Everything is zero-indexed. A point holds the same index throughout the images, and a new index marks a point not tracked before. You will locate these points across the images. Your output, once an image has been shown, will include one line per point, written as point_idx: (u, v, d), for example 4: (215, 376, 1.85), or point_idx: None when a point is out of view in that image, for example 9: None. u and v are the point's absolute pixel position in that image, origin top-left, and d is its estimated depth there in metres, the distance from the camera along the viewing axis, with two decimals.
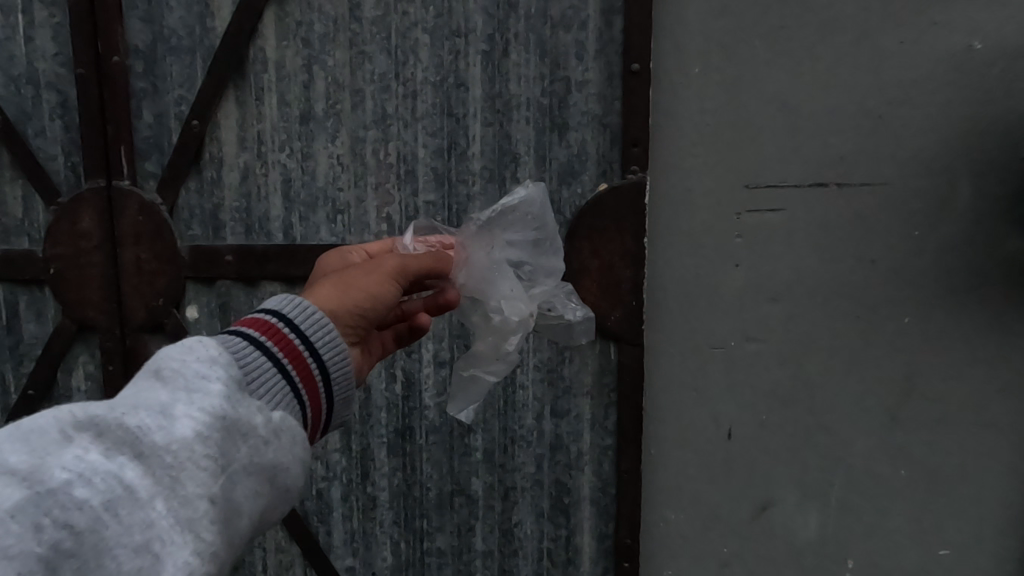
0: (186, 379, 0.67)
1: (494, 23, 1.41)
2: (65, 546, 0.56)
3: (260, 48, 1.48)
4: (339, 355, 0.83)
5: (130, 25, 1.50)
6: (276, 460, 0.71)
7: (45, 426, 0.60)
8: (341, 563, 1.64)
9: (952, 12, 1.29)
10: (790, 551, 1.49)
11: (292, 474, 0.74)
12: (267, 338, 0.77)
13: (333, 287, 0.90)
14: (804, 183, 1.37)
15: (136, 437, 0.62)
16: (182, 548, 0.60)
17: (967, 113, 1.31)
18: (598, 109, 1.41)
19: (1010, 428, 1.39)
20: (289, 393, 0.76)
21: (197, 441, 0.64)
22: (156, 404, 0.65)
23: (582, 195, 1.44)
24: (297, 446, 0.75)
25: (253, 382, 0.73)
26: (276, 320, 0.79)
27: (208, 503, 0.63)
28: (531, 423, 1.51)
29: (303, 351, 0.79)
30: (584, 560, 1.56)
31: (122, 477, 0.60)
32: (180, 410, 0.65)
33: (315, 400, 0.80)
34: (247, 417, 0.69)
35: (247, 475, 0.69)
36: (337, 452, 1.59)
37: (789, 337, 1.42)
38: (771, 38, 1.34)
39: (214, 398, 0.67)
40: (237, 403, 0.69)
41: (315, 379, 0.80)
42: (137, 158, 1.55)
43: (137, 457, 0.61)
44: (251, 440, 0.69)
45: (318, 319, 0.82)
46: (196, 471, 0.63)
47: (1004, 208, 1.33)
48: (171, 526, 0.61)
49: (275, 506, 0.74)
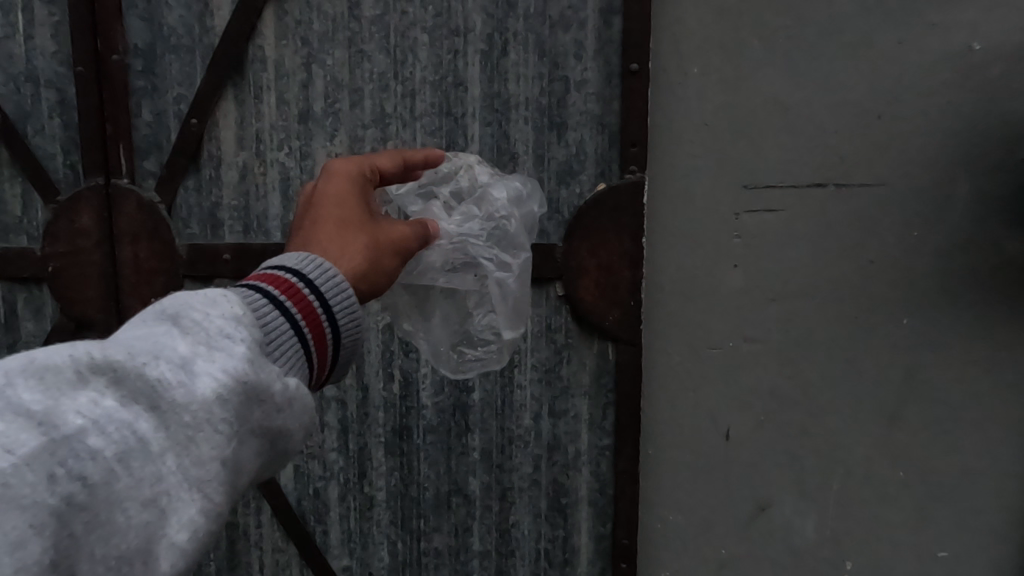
0: (208, 334, 0.65)
1: (494, 23, 1.41)
2: (77, 499, 0.56)
3: (258, 47, 1.48)
4: (351, 318, 0.83)
5: (130, 24, 1.50)
6: (285, 426, 0.69)
7: (61, 365, 0.59)
8: (337, 563, 1.63)
9: (951, 14, 1.29)
10: (788, 552, 1.48)
11: (297, 439, 0.72)
12: (286, 297, 0.75)
13: (358, 257, 0.89)
14: (802, 184, 1.37)
15: (153, 390, 0.61)
16: (189, 505, 0.60)
17: (967, 114, 1.31)
18: (597, 109, 1.41)
19: (1009, 429, 1.38)
20: (302, 355, 0.75)
21: (217, 403, 0.62)
22: (175, 357, 0.62)
23: (580, 195, 1.43)
24: (306, 413, 0.72)
25: (270, 344, 0.71)
26: (295, 280, 0.78)
27: (220, 465, 0.62)
28: (529, 423, 1.51)
29: (320, 312, 0.78)
30: (581, 560, 1.55)
31: (136, 429, 0.60)
32: (201, 366, 0.63)
33: (323, 362, 0.79)
34: (267, 381, 0.66)
35: (256, 438, 0.67)
36: (333, 451, 1.57)
37: (786, 339, 1.41)
38: (770, 38, 1.34)
39: (236, 360, 0.64)
40: (260, 367, 0.66)
41: (326, 340, 0.79)
42: (136, 157, 1.55)
43: (152, 410, 0.61)
44: (265, 405, 0.66)
45: (338, 280, 0.82)
46: (213, 433, 0.62)
47: (1003, 210, 1.33)
48: (181, 483, 0.60)
49: (273, 465, 0.73)
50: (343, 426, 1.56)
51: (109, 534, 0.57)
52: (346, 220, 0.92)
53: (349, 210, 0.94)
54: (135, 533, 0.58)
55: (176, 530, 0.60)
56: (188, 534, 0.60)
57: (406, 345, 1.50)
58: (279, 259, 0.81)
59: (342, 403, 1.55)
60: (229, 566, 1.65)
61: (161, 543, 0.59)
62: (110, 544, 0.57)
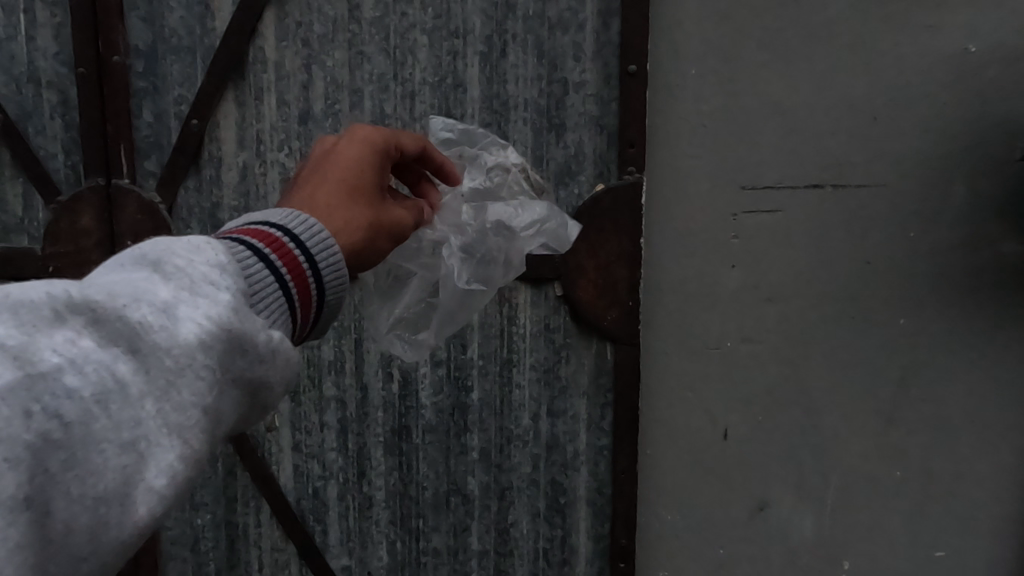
0: (191, 280, 0.62)
1: (493, 24, 1.42)
2: (53, 437, 0.52)
3: (259, 48, 1.49)
4: (337, 277, 0.79)
5: (131, 25, 1.51)
6: (267, 378, 0.66)
7: (37, 300, 0.55)
8: (337, 562, 1.63)
9: (946, 16, 1.30)
10: (786, 551, 1.49)
11: (278, 394, 0.69)
12: (271, 250, 0.72)
13: (353, 232, 0.86)
14: (800, 185, 1.37)
15: (134, 333, 0.57)
16: (168, 451, 0.57)
17: (962, 115, 1.32)
18: (596, 110, 1.41)
19: (1005, 428, 1.39)
20: (286, 309, 0.71)
21: (201, 349, 0.59)
22: (157, 301, 0.59)
23: (579, 196, 1.44)
24: (288, 368, 0.69)
25: (256, 296, 0.67)
26: (281, 234, 0.74)
27: (200, 412, 0.59)
28: (527, 423, 1.51)
29: (306, 269, 0.75)
30: (580, 560, 1.56)
31: (115, 372, 0.55)
32: (184, 312, 0.59)
33: (307, 320, 0.76)
34: (251, 331, 0.64)
35: (236, 388, 0.64)
36: (333, 451, 1.57)
37: (784, 339, 1.42)
38: (768, 40, 1.35)
39: (220, 308, 0.61)
40: (244, 317, 0.63)
41: (312, 295, 0.76)
42: (137, 157, 1.55)
43: (132, 352, 0.57)
44: (248, 356, 0.64)
45: (325, 239, 0.78)
46: (195, 379, 0.59)
47: (998, 210, 1.34)
48: (160, 428, 0.57)
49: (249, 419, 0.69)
50: (342, 426, 1.56)
51: (85, 475, 0.53)
52: (356, 189, 0.89)
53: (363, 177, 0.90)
54: (112, 476, 0.54)
55: (154, 475, 0.56)
56: (166, 479, 0.57)
57: None
58: (261, 215, 0.77)
59: (341, 403, 1.55)
60: (228, 566, 1.65)
61: (139, 488, 0.56)
62: (86, 485, 0.53)
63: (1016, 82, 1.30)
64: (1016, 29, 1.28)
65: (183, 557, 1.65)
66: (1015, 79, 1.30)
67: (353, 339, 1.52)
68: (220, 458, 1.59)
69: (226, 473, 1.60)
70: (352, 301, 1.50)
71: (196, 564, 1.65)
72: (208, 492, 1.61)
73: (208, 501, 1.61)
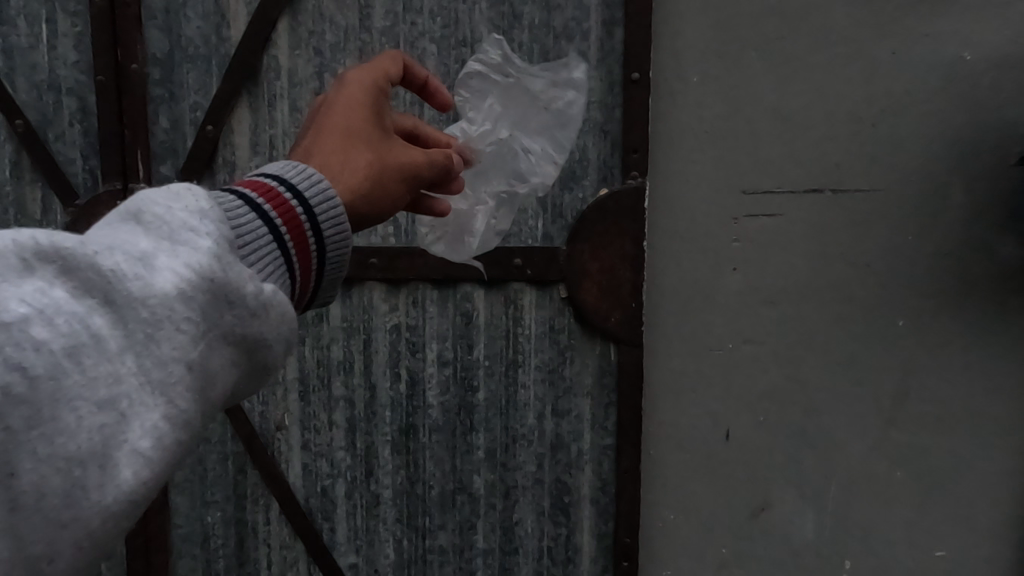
0: (171, 229, 0.59)
1: (500, 34, 1.46)
2: (15, 392, 0.48)
3: (272, 56, 1.53)
4: (336, 233, 0.76)
5: (150, 35, 1.56)
6: (261, 334, 0.62)
7: (3, 249, 0.51)
8: (344, 560, 1.65)
9: (940, 25, 1.34)
10: (787, 551, 1.50)
11: (276, 352, 0.65)
12: (265, 202, 0.70)
13: (358, 176, 0.84)
14: (799, 190, 1.40)
15: (107, 282, 0.54)
16: (151, 410, 0.54)
17: (959, 122, 1.35)
18: (599, 116, 1.45)
19: (1003, 429, 1.41)
20: (282, 263, 0.69)
21: (179, 299, 0.55)
22: (134, 251, 0.56)
23: (584, 200, 1.47)
24: (287, 324, 0.65)
25: (245, 247, 0.65)
26: (276, 184, 0.72)
27: (184, 368, 0.56)
28: (533, 422, 1.54)
29: (302, 219, 0.72)
30: (584, 559, 1.58)
31: (88, 324, 0.52)
32: (162, 261, 0.56)
33: (306, 276, 0.74)
34: (237, 282, 0.60)
35: (227, 344, 0.60)
36: (341, 450, 1.60)
37: (784, 342, 1.45)
38: (767, 49, 1.38)
39: (200, 256, 0.58)
40: (229, 265, 0.59)
41: (309, 249, 0.73)
42: (153, 162, 1.60)
43: (107, 304, 0.54)
44: (236, 310, 0.60)
45: (324, 189, 0.76)
46: (175, 333, 0.55)
47: (994, 214, 1.36)
48: (142, 386, 0.54)
49: (250, 384, 0.66)
50: (350, 425, 1.59)
51: (54, 433, 0.50)
52: (355, 134, 0.86)
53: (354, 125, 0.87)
54: (87, 436, 0.51)
55: (138, 436, 0.53)
56: (153, 442, 0.53)
57: (412, 346, 1.54)
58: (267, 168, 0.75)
59: (349, 403, 1.58)
60: (237, 563, 1.68)
61: (121, 449, 0.52)
62: (55, 444, 0.50)
63: (1010, 89, 1.33)
64: (1011, 37, 1.32)
65: (193, 555, 1.68)
66: (1009, 86, 1.33)
67: (362, 340, 1.55)
68: (231, 456, 1.63)
69: (236, 471, 1.63)
70: (362, 300, 1.54)
71: (206, 562, 1.68)
72: (219, 490, 1.64)
73: (218, 499, 1.65)
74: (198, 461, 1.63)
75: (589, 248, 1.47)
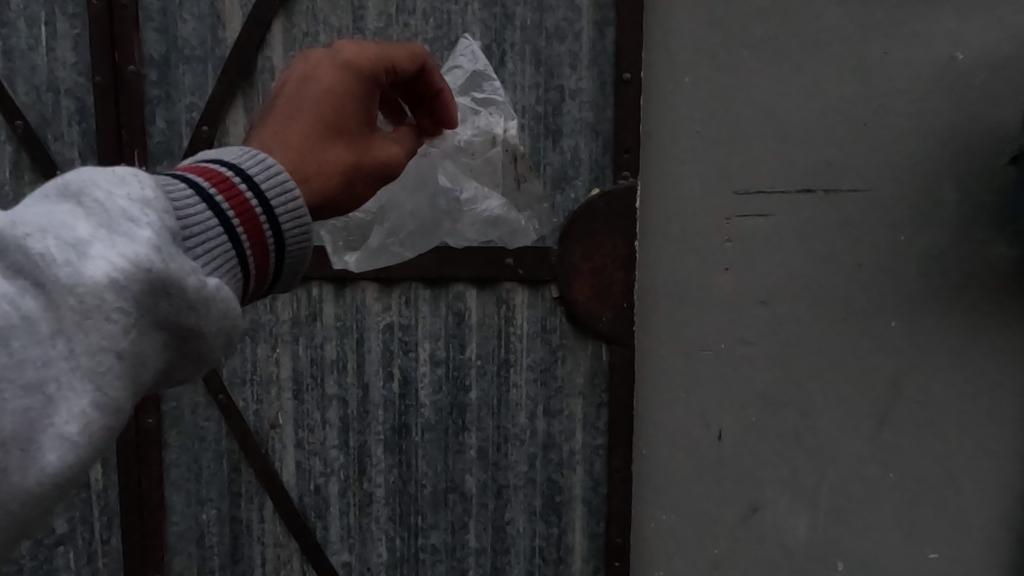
0: (110, 217, 0.60)
1: (491, 34, 1.46)
2: None
3: (267, 57, 1.55)
4: (299, 228, 0.78)
5: (146, 37, 1.57)
6: (200, 328, 0.64)
7: None
8: (337, 558, 1.66)
9: (933, 24, 1.33)
10: (780, 552, 1.50)
11: (216, 345, 0.67)
12: (217, 192, 0.70)
13: (329, 174, 0.86)
14: (791, 189, 1.40)
15: (37, 266, 0.55)
16: (80, 397, 0.55)
17: (951, 122, 1.35)
18: (591, 117, 1.45)
19: (998, 429, 1.40)
20: (234, 259, 0.70)
21: (110, 289, 0.56)
22: (69, 237, 0.57)
23: (575, 199, 1.47)
24: (230, 318, 0.67)
25: (190, 239, 0.65)
26: (231, 173, 0.73)
27: (115, 358, 0.57)
28: (525, 422, 1.54)
29: (258, 212, 0.73)
30: (576, 559, 1.58)
31: (19, 307, 0.54)
32: (97, 249, 0.57)
33: (263, 270, 0.74)
34: (179, 274, 0.61)
35: (160, 333, 0.62)
36: (334, 449, 1.61)
37: (776, 342, 1.44)
38: (759, 48, 1.38)
39: (140, 246, 0.59)
40: (169, 257, 0.61)
41: (268, 244, 0.74)
42: (150, 162, 1.61)
43: (38, 287, 0.55)
44: (175, 301, 0.61)
45: (284, 183, 0.77)
46: (105, 322, 0.56)
47: (987, 215, 1.36)
48: (73, 371, 0.55)
49: (187, 370, 0.68)
50: (344, 423, 1.60)
51: None
52: (338, 127, 0.88)
53: (337, 89, 0.88)
54: (11, 419, 0.52)
55: (65, 422, 0.55)
56: (79, 427, 0.55)
57: (405, 345, 1.55)
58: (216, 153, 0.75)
59: (342, 402, 1.59)
60: (232, 561, 1.69)
61: (45, 433, 0.54)
62: None
63: (1002, 89, 1.32)
64: (1003, 36, 1.31)
65: (188, 553, 1.69)
66: (1002, 85, 1.32)
67: (354, 339, 1.56)
68: (226, 454, 1.63)
69: (230, 469, 1.64)
70: (356, 300, 1.55)
71: (201, 559, 1.69)
72: (214, 488, 1.65)
73: (213, 497, 1.66)
74: (193, 459, 1.64)
75: (581, 250, 1.47)
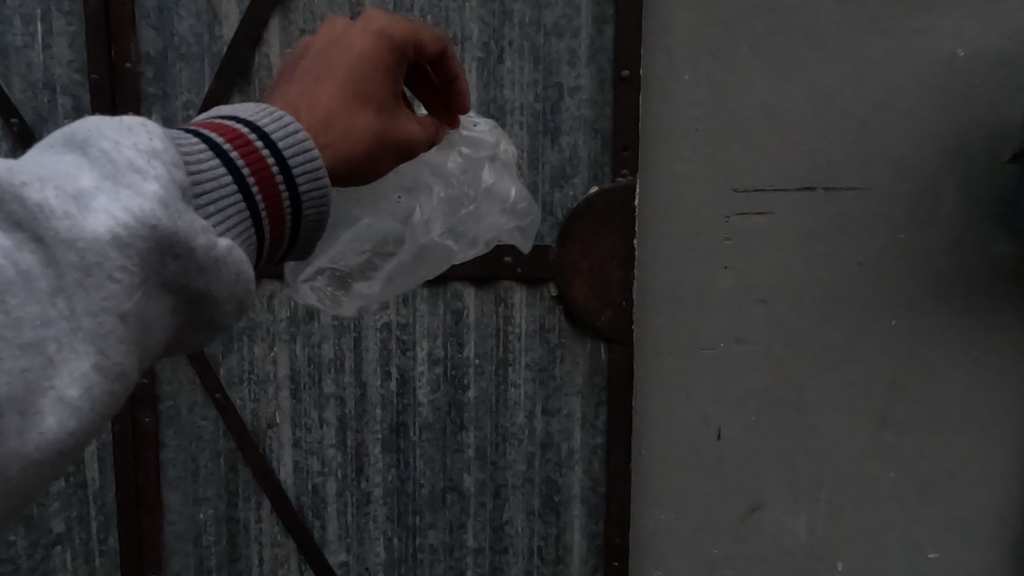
0: (115, 169, 0.59)
1: (490, 32, 1.45)
2: None
3: (264, 55, 1.54)
4: (315, 190, 0.76)
5: (143, 34, 1.57)
6: (209, 290, 0.63)
7: None
8: (335, 558, 1.66)
9: (933, 21, 1.32)
10: (779, 551, 1.49)
11: (226, 310, 0.66)
12: (233, 149, 0.69)
13: (355, 143, 0.84)
14: (791, 188, 1.39)
15: (35, 218, 0.54)
16: (82, 358, 0.54)
17: (952, 120, 1.34)
18: (590, 114, 1.44)
19: (998, 429, 1.39)
20: (247, 219, 0.69)
21: (113, 245, 0.55)
22: (71, 190, 0.56)
23: (574, 198, 1.46)
24: (243, 279, 0.65)
25: (202, 196, 0.64)
26: (247, 130, 0.72)
27: (118, 319, 0.56)
28: (523, 421, 1.54)
29: (274, 172, 0.72)
30: (574, 559, 1.57)
31: (16, 261, 0.52)
32: (100, 203, 0.56)
33: (276, 232, 0.74)
34: (186, 232, 0.60)
35: (166, 295, 0.61)
36: (332, 448, 1.60)
37: (775, 341, 1.43)
38: (758, 45, 1.37)
39: (144, 201, 0.58)
40: (176, 213, 0.59)
41: (282, 205, 0.73)
42: None
43: (37, 242, 0.54)
44: (182, 261, 0.60)
45: (303, 141, 0.75)
46: (107, 281, 0.55)
47: (988, 213, 1.35)
48: (74, 331, 0.54)
49: (194, 333, 0.66)
50: (342, 423, 1.59)
51: None
52: (367, 97, 0.86)
53: (369, 58, 0.86)
54: (6, 379, 0.51)
55: (66, 385, 0.54)
56: (80, 391, 0.54)
57: (403, 344, 1.54)
58: (232, 109, 0.74)
59: (340, 400, 1.58)
60: (229, 561, 1.68)
61: (45, 396, 0.53)
62: None
63: (1004, 87, 1.31)
64: (1005, 33, 1.30)
65: (185, 552, 1.68)
66: (1003, 82, 1.31)
67: (352, 337, 1.55)
68: (223, 453, 1.63)
69: (228, 468, 1.63)
70: None
71: (198, 558, 1.68)
72: (212, 487, 1.64)
73: (210, 496, 1.65)
74: (190, 458, 1.63)
75: (581, 249, 1.46)
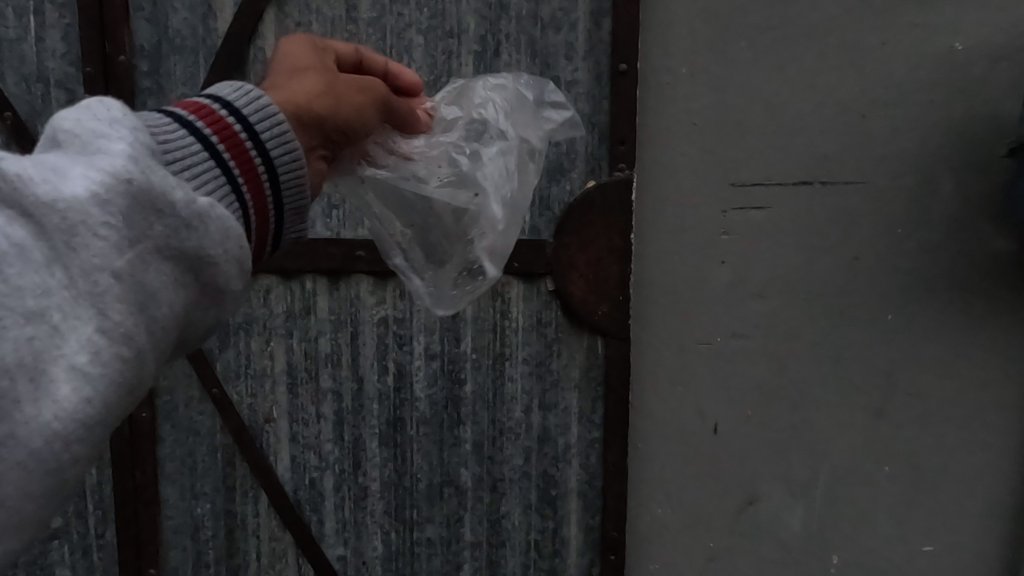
0: (84, 140, 0.58)
1: (486, 25, 1.44)
2: None
3: (259, 48, 1.53)
4: (291, 155, 0.74)
5: (137, 26, 1.55)
6: (201, 248, 0.61)
7: None
8: (332, 552, 1.66)
9: (932, 15, 1.32)
10: (774, 545, 1.50)
11: (225, 273, 0.64)
12: (199, 121, 0.67)
13: (306, 87, 0.81)
14: (787, 182, 1.39)
15: (13, 189, 0.52)
16: (86, 322, 0.54)
17: (949, 114, 1.34)
18: (587, 108, 1.43)
19: (992, 423, 1.40)
20: (226, 185, 0.66)
21: (94, 203, 0.54)
22: (42, 162, 0.55)
23: (571, 192, 1.45)
24: (232, 237, 0.63)
25: (176, 162, 0.63)
26: (212, 103, 0.70)
27: (112, 278, 0.55)
28: (520, 415, 1.54)
29: (244, 139, 0.70)
30: (571, 552, 1.58)
31: (6, 233, 0.51)
32: (75, 170, 0.55)
33: (260, 201, 0.71)
34: (162, 187, 0.58)
35: (161, 258, 0.59)
36: (329, 443, 1.60)
37: (771, 336, 1.44)
38: (756, 39, 1.37)
39: (116, 160, 0.57)
40: (150, 169, 0.58)
41: (260, 173, 0.71)
42: None
43: (24, 215, 0.53)
44: (166, 219, 0.59)
45: (266, 108, 0.74)
46: (94, 239, 0.54)
47: (984, 208, 1.35)
48: (72, 296, 0.53)
49: (201, 308, 0.64)
50: (338, 417, 1.59)
51: None
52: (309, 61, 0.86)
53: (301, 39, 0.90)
54: (13, 347, 0.50)
55: (75, 351, 0.53)
56: (90, 356, 0.53)
57: (399, 338, 1.54)
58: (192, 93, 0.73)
59: (337, 395, 1.58)
60: (227, 555, 1.68)
61: (56, 363, 0.52)
62: None
63: (1001, 81, 1.31)
64: (1002, 27, 1.30)
65: (183, 547, 1.68)
66: (1000, 77, 1.31)
67: (349, 331, 1.55)
68: (220, 448, 1.63)
69: (225, 463, 1.63)
70: (350, 293, 1.53)
71: (196, 553, 1.69)
72: (209, 481, 1.65)
73: (208, 491, 1.65)
74: (187, 453, 1.63)
75: (578, 243, 1.46)
